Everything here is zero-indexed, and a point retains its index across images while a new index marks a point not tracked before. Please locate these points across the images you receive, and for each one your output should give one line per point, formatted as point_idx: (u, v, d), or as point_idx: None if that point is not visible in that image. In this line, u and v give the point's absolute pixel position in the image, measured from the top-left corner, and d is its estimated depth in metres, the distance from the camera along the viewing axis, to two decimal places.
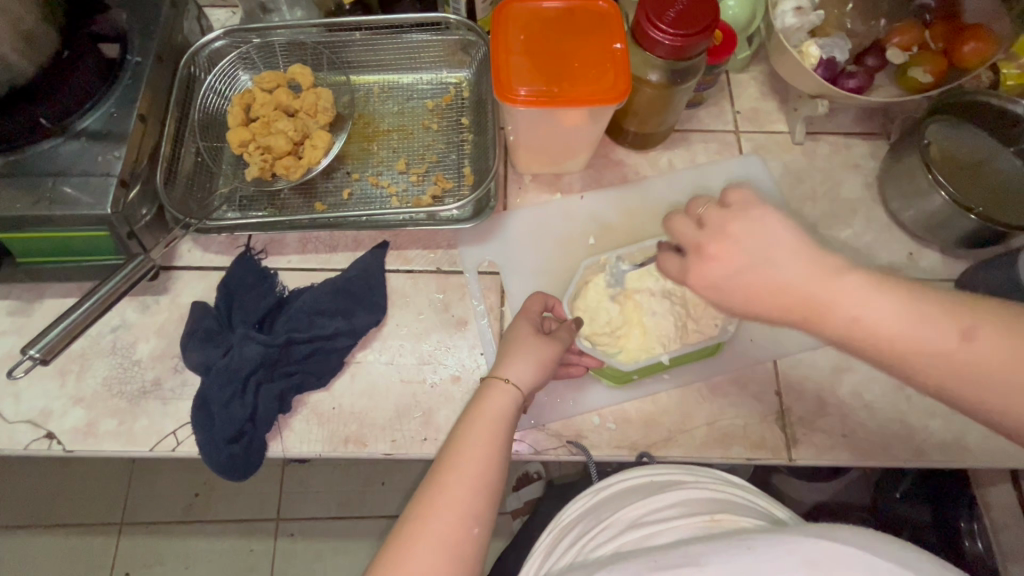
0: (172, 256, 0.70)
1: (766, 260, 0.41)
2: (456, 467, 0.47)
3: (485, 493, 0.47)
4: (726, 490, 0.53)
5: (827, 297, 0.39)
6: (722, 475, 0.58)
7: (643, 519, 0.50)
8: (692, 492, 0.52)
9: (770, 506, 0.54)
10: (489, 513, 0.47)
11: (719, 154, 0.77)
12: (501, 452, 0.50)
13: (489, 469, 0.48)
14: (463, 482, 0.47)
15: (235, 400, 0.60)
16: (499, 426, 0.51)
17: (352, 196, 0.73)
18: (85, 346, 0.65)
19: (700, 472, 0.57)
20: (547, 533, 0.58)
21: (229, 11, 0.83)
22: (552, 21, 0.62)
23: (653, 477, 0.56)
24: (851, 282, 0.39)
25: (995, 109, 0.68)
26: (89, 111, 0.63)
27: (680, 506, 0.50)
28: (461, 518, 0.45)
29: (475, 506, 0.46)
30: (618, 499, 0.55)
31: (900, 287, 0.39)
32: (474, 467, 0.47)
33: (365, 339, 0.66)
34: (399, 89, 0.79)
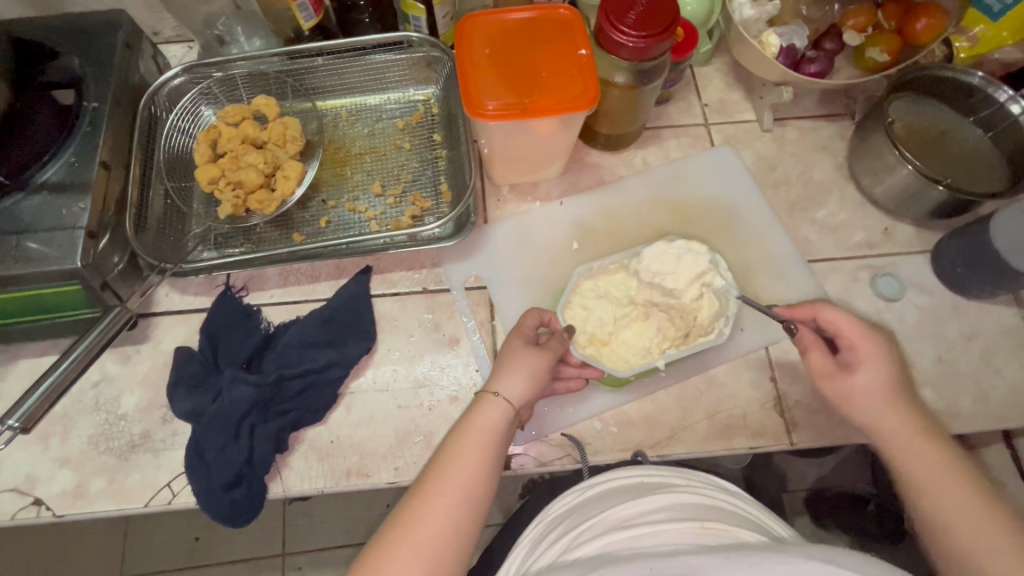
0: (149, 303, 0.68)
1: (888, 386, 0.53)
2: (443, 478, 0.47)
3: (471, 505, 0.47)
4: (720, 498, 0.53)
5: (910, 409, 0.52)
6: (716, 482, 0.57)
7: (631, 521, 0.49)
8: (684, 496, 0.51)
9: (762, 515, 0.53)
10: (472, 526, 0.46)
11: (692, 148, 0.78)
12: (490, 466, 0.49)
13: (476, 482, 0.48)
14: (447, 493, 0.46)
15: (230, 445, 0.59)
16: (489, 439, 0.50)
17: (330, 223, 0.72)
18: (67, 405, 0.63)
19: (689, 474, 0.57)
20: (533, 526, 0.57)
21: (185, 46, 0.82)
22: (516, 32, 0.62)
23: (643, 478, 0.56)
24: (915, 433, 0.51)
25: (952, 81, 0.70)
26: (48, 163, 0.60)
27: (670, 510, 0.49)
28: (443, 528, 0.45)
29: (458, 518, 0.46)
30: (605, 497, 0.54)
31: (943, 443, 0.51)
32: (460, 479, 0.47)
33: (357, 368, 0.65)
34: (367, 110, 0.78)
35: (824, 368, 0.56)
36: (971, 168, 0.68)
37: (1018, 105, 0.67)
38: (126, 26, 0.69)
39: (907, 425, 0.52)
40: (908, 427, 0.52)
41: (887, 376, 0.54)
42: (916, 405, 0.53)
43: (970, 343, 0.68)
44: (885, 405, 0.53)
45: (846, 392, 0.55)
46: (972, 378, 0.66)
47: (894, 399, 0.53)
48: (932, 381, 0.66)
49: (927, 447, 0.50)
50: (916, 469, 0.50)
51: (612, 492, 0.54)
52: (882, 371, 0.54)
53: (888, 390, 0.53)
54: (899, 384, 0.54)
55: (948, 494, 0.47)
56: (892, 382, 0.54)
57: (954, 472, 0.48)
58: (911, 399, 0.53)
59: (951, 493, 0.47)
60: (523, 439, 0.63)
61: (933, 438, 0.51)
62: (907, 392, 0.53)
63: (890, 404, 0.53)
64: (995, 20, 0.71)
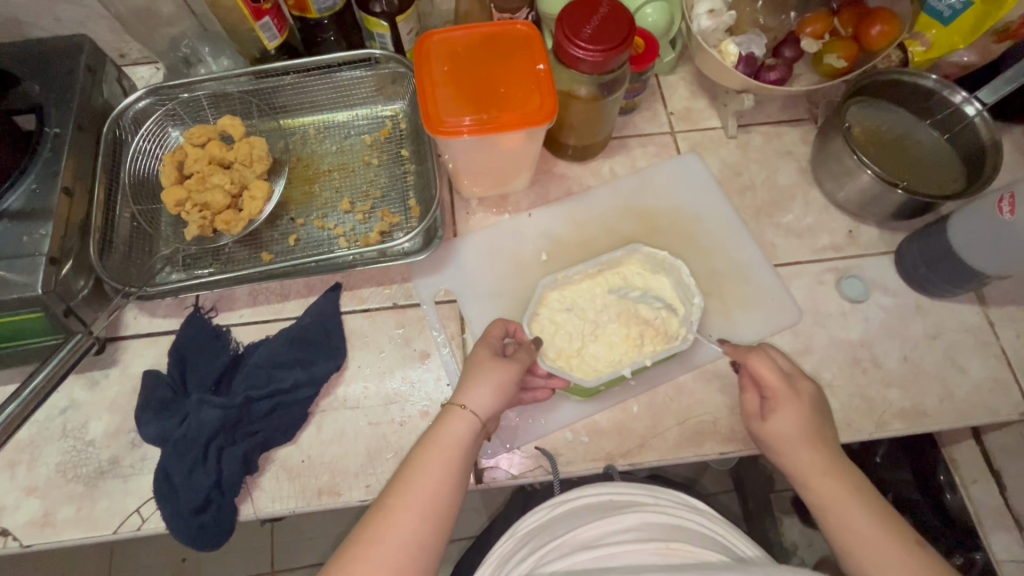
0: (117, 327, 0.67)
1: (803, 431, 0.55)
2: (406, 494, 0.47)
3: (434, 520, 0.47)
4: (690, 518, 0.53)
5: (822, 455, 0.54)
6: (688, 501, 0.57)
7: (598, 541, 0.49)
8: (651, 517, 0.51)
9: (734, 537, 0.52)
10: (434, 543, 0.46)
11: (658, 156, 0.79)
12: (454, 480, 0.49)
13: (438, 497, 0.48)
14: (409, 510, 0.46)
15: (198, 470, 0.58)
16: (453, 452, 0.50)
17: (299, 241, 0.72)
18: (34, 433, 0.63)
19: (660, 493, 0.57)
20: (505, 540, 0.57)
21: (152, 68, 0.82)
22: (475, 49, 0.63)
23: (613, 496, 0.55)
24: (834, 477, 0.53)
25: (908, 85, 0.71)
26: (9, 190, 0.60)
27: (636, 531, 0.49)
28: (404, 545, 0.45)
29: (420, 535, 0.46)
30: (576, 513, 0.54)
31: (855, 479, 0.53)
32: (423, 494, 0.47)
33: (328, 387, 0.65)
34: (335, 127, 0.79)
35: (754, 410, 0.59)
36: (929, 170, 0.70)
37: (973, 106, 0.68)
38: (88, 50, 0.69)
39: (824, 468, 0.53)
40: (821, 473, 0.53)
41: (802, 426, 0.55)
42: (830, 448, 0.55)
43: (934, 342, 0.69)
44: (803, 452, 0.54)
45: (768, 437, 0.56)
46: (937, 376, 0.67)
47: (812, 442, 0.55)
48: (898, 380, 0.67)
49: (841, 493, 0.52)
50: (830, 515, 0.52)
51: (583, 509, 0.54)
52: (797, 418, 0.55)
53: (804, 435, 0.55)
54: (815, 429, 0.55)
55: (864, 539, 0.49)
56: (811, 427, 0.55)
57: (875, 517, 0.50)
58: (826, 442, 0.55)
59: (866, 533, 0.49)
60: (494, 452, 0.63)
61: (851, 481, 0.53)
62: (821, 436, 0.55)
63: (809, 450, 0.54)
64: (945, 25, 0.73)
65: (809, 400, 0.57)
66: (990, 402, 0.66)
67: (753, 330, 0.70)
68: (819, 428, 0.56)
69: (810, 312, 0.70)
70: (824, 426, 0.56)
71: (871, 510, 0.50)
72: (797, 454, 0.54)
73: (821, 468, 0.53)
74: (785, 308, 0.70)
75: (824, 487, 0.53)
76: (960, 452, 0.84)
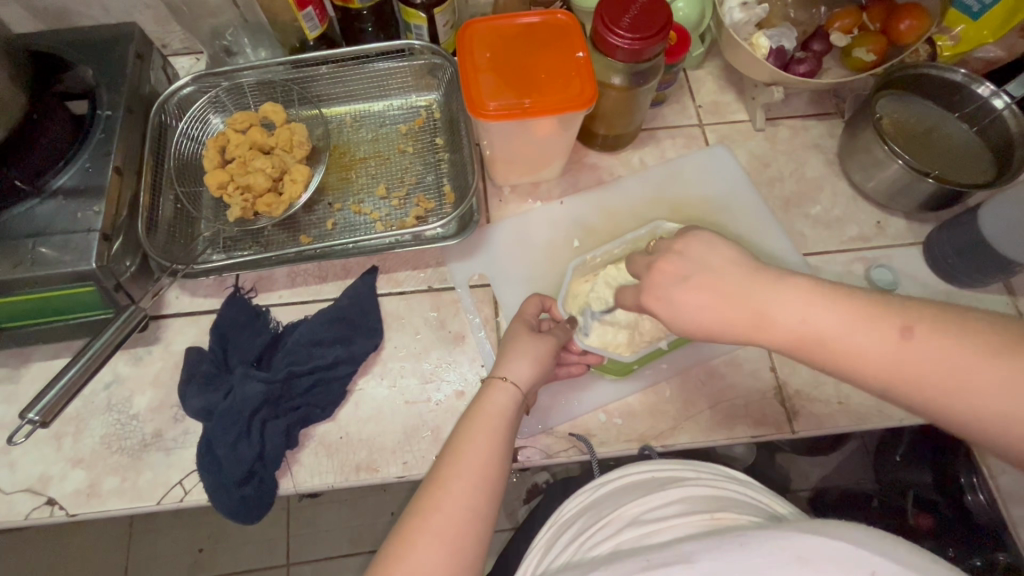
0: (161, 305, 0.69)
1: (711, 289, 0.46)
2: (457, 463, 0.48)
3: (485, 486, 0.48)
4: (728, 487, 0.53)
5: (769, 301, 0.44)
6: (726, 472, 0.58)
7: (642, 517, 0.50)
8: (693, 489, 0.52)
9: (769, 501, 0.54)
10: (488, 511, 0.47)
11: (687, 147, 0.80)
12: (501, 448, 0.50)
13: (489, 468, 0.49)
14: (463, 478, 0.47)
15: (241, 441, 0.60)
16: (499, 422, 0.52)
17: (336, 225, 0.73)
18: (80, 407, 0.64)
19: (699, 466, 0.58)
20: (547, 529, 0.59)
21: (193, 58, 0.84)
22: (514, 37, 0.65)
23: (654, 474, 0.56)
24: (794, 288, 0.43)
25: (935, 78, 0.72)
26: (64, 169, 0.62)
27: (680, 504, 0.50)
28: (460, 512, 0.46)
29: (476, 502, 0.47)
30: (617, 494, 0.55)
31: (834, 290, 0.42)
32: (476, 466, 0.48)
33: (365, 365, 0.67)
34: (371, 117, 0.80)
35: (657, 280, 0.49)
36: (958, 161, 0.71)
37: (1002, 99, 0.69)
38: (138, 38, 0.71)
39: (788, 301, 0.43)
40: (760, 306, 0.44)
41: (707, 273, 0.47)
42: (753, 271, 0.46)
43: None
44: (722, 295, 0.45)
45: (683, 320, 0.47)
46: None
47: (724, 285, 0.46)
48: None
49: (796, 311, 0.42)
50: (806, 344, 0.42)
51: (624, 489, 0.56)
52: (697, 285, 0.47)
53: (708, 285, 0.46)
54: (718, 258, 0.47)
55: (854, 335, 0.40)
56: (710, 283, 0.46)
57: (854, 315, 0.40)
58: (749, 268, 0.46)
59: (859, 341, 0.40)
60: (529, 432, 0.64)
61: (792, 288, 0.43)
62: (722, 274, 0.46)
63: (727, 293, 0.45)
64: (975, 20, 0.74)
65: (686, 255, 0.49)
66: None
67: None
68: (721, 262, 0.47)
69: None
70: (712, 254, 0.48)
71: (844, 304, 0.41)
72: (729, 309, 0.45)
73: (754, 304, 0.44)
74: None
75: (778, 297, 0.43)
76: None
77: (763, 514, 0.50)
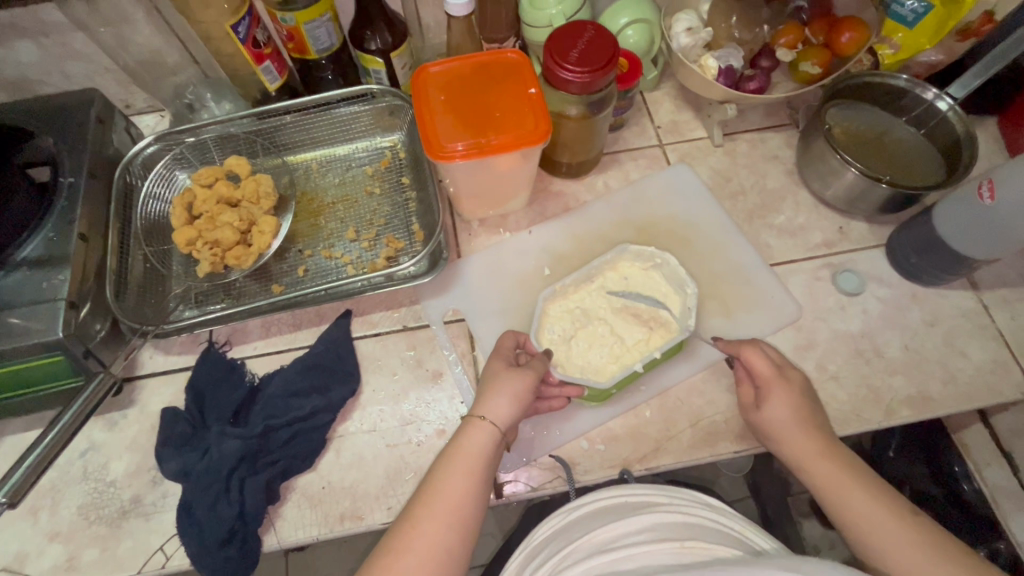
0: (134, 366, 0.69)
1: (797, 416, 0.58)
2: (429, 504, 0.50)
3: (456, 529, 0.49)
4: (699, 513, 0.54)
5: (796, 442, 0.57)
6: (702, 499, 0.59)
7: (611, 544, 0.50)
8: (664, 515, 0.52)
9: (745, 530, 0.54)
10: (459, 552, 0.49)
11: (650, 168, 0.82)
12: (478, 489, 0.51)
13: (460, 507, 0.50)
14: (434, 520, 0.49)
15: (221, 500, 0.59)
16: (474, 463, 0.52)
17: (308, 271, 0.73)
18: (55, 478, 0.63)
19: (672, 492, 0.58)
20: (521, 552, 0.59)
21: (157, 116, 0.85)
22: (466, 78, 0.66)
23: (627, 498, 0.57)
24: (813, 444, 0.56)
25: (880, 86, 0.75)
26: (28, 239, 0.63)
27: (651, 531, 0.51)
28: (430, 554, 0.47)
29: (445, 544, 0.48)
30: (589, 519, 0.55)
31: (844, 458, 0.55)
32: (446, 506, 0.50)
33: (344, 412, 0.66)
34: (337, 161, 0.81)
35: (750, 401, 0.62)
36: (909, 164, 0.73)
37: (945, 102, 0.71)
38: (98, 103, 0.72)
39: (813, 447, 0.56)
40: (815, 454, 0.56)
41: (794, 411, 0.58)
42: (822, 433, 0.57)
43: (933, 328, 0.71)
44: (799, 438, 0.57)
45: (765, 426, 0.59)
46: (939, 362, 0.69)
47: (806, 428, 0.57)
48: (902, 368, 0.68)
49: (842, 473, 0.54)
50: (832, 490, 0.54)
51: (599, 511, 0.56)
52: (788, 404, 0.58)
53: (796, 422, 0.58)
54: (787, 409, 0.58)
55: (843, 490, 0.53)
56: (802, 413, 0.58)
57: (838, 459, 0.55)
58: (818, 428, 0.58)
59: (857, 504, 0.52)
60: (513, 466, 0.64)
61: (822, 446, 0.56)
62: (814, 423, 0.58)
63: (803, 436, 0.57)
64: (911, 28, 0.77)
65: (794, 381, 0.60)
66: (993, 382, 0.68)
67: (759, 327, 0.71)
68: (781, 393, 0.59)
69: (810, 308, 0.72)
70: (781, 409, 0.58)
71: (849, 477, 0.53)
72: (791, 440, 0.57)
73: (815, 451, 0.56)
74: (785, 305, 0.72)
75: (797, 439, 0.57)
76: (969, 437, 0.85)
77: (736, 545, 0.51)
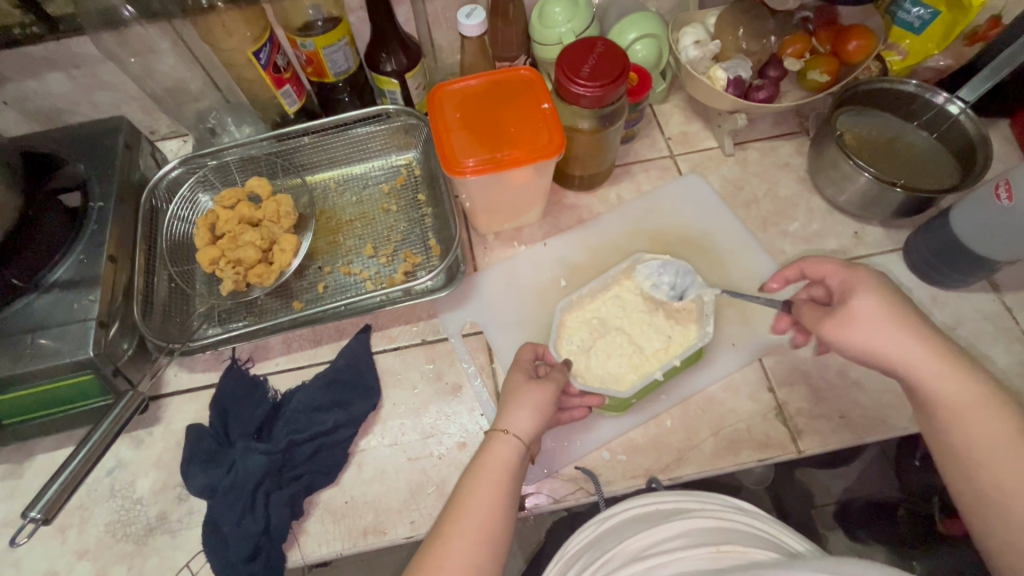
0: (160, 385, 0.70)
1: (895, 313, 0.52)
2: (461, 520, 0.50)
3: (488, 544, 0.49)
4: (735, 518, 0.53)
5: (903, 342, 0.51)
6: (733, 503, 0.58)
7: (646, 552, 0.50)
8: (698, 521, 0.52)
9: (780, 534, 0.53)
10: (491, 567, 0.49)
11: (661, 179, 0.83)
12: (506, 504, 0.52)
13: (490, 522, 0.50)
14: (466, 536, 0.49)
15: (247, 517, 0.59)
16: (500, 477, 0.52)
17: (327, 287, 0.75)
18: (83, 497, 0.64)
19: (703, 498, 0.57)
20: (554, 564, 0.59)
21: (180, 140, 0.88)
22: (480, 96, 0.68)
23: (659, 505, 0.56)
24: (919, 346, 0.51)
25: (889, 91, 0.76)
26: (59, 262, 0.65)
27: (685, 537, 0.50)
28: (464, 570, 0.47)
29: (477, 559, 0.48)
30: (621, 528, 0.55)
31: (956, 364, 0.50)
32: (477, 522, 0.50)
33: (366, 426, 0.67)
34: (354, 180, 0.83)
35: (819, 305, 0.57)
36: (922, 167, 0.73)
37: (956, 105, 0.72)
38: (126, 130, 0.75)
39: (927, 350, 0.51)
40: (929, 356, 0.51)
41: (884, 305, 0.52)
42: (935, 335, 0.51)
43: (955, 332, 0.70)
44: (905, 336, 0.51)
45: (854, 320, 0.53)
46: None
47: (909, 324, 0.51)
48: None
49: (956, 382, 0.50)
50: (946, 399, 0.50)
51: (632, 519, 0.55)
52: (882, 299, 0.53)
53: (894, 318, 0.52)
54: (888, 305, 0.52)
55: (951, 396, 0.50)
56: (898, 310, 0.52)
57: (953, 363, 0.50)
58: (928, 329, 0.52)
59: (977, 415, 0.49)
60: (534, 478, 0.64)
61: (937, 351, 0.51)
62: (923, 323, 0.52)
63: (907, 333, 0.51)
64: (918, 34, 0.78)
65: (883, 280, 0.55)
66: (1021, 385, 0.66)
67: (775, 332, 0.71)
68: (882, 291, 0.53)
69: None
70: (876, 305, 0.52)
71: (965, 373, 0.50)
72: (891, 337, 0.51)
73: (935, 356, 0.51)
74: None
75: (897, 336, 0.51)
76: None
77: (772, 548, 0.50)
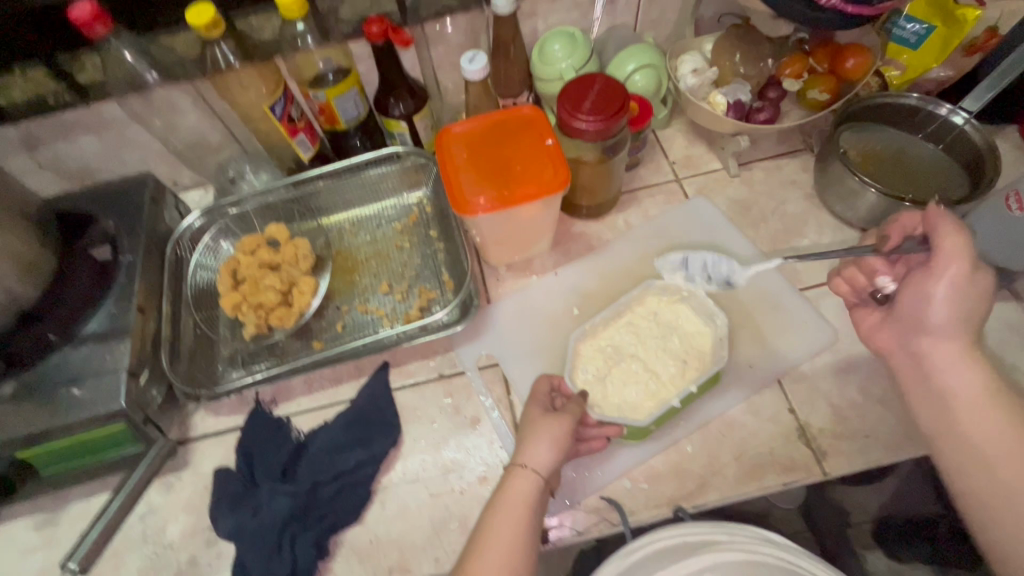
0: (187, 429, 0.72)
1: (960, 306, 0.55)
2: (483, 559, 0.50)
3: None
4: (762, 550, 0.58)
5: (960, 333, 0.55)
6: (761, 530, 0.60)
7: None
8: (724, 556, 0.57)
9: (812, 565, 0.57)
10: None
11: (669, 203, 0.84)
12: (527, 540, 0.52)
13: (512, 560, 0.50)
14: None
15: (274, 559, 0.60)
16: (520, 513, 0.53)
17: (346, 326, 0.77)
18: (116, 543, 0.65)
19: (730, 526, 0.59)
20: None
21: (201, 190, 0.91)
22: (485, 135, 0.70)
23: (685, 538, 0.57)
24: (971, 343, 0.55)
25: (891, 105, 0.77)
26: (91, 316, 0.68)
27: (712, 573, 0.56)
28: None
29: None
30: (648, 562, 0.56)
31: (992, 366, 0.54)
32: (499, 560, 0.50)
33: (387, 463, 0.68)
34: (368, 220, 0.86)
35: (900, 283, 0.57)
36: (928, 180, 0.73)
37: (960, 116, 0.72)
38: (151, 185, 0.79)
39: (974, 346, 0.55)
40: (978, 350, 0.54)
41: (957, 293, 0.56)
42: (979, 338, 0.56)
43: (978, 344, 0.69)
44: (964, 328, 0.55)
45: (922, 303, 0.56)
46: None
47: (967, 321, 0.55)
48: None
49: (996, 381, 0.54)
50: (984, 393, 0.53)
51: (659, 553, 0.56)
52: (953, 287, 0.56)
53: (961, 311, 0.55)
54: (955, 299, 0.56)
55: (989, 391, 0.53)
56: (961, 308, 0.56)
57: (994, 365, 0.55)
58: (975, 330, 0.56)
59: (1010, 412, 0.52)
60: (556, 510, 0.63)
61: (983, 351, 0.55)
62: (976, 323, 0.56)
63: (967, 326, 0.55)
64: (916, 49, 0.79)
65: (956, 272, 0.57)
66: None
67: (791, 351, 0.71)
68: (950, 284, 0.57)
69: (846, 330, 0.71)
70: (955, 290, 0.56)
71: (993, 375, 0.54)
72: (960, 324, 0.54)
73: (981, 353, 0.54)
74: (822, 330, 0.71)
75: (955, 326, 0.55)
76: None
77: None
